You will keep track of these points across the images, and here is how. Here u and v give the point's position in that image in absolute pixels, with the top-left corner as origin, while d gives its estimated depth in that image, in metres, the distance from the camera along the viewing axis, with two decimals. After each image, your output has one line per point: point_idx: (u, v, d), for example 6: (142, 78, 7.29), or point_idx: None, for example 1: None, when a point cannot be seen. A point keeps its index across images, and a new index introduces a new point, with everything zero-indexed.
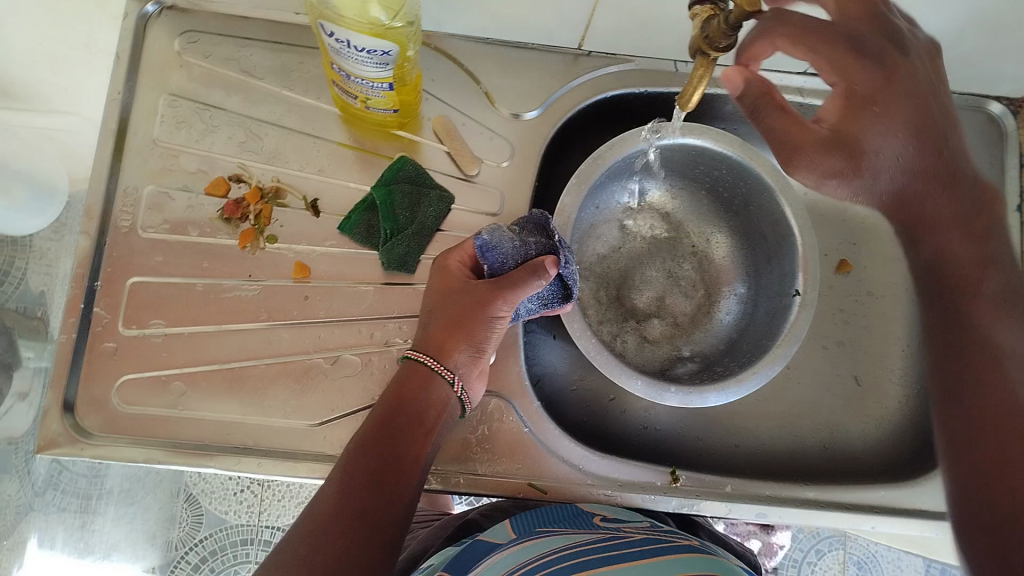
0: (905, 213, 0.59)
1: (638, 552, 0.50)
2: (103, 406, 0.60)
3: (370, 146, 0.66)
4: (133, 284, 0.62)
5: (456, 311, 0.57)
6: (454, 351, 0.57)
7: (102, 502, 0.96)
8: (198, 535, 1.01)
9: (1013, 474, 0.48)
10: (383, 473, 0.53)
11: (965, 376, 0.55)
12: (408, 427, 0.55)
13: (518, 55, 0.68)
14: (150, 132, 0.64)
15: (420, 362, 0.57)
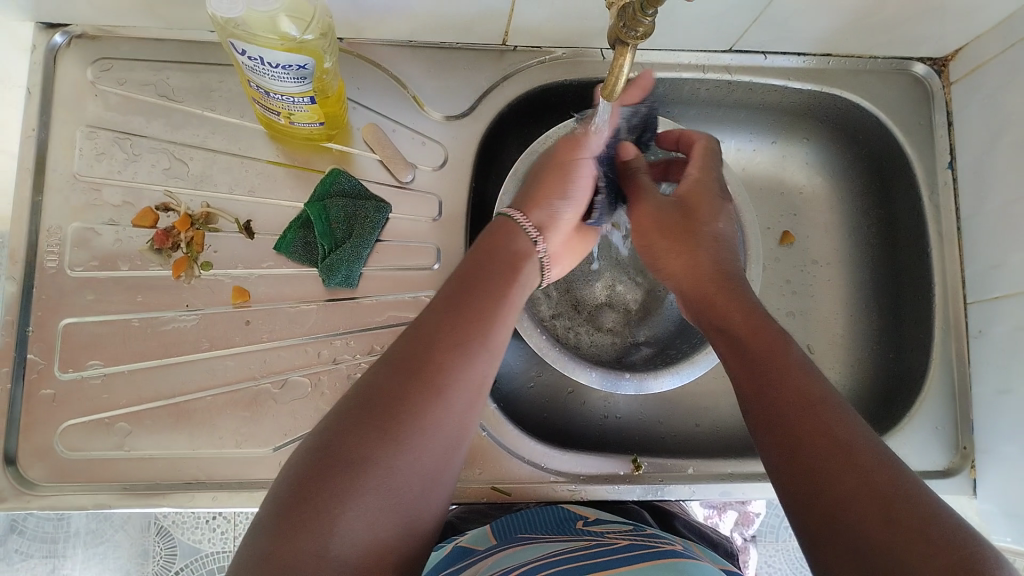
0: (714, 284, 0.57)
1: (614, 561, 0.49)
2: (46, 454, 0.58)
3: (301, 161, 0.64)
4: (66, 326, 0.60)
5: (559, 166, 0.62)
6: (545, 209, 0.60)
7: (69, 545, 0.92)
8: (175, 566, 0.93)
9: (817, 455, 0.42)
10: (422, 355, 0.46)
11: (768, 378, 0.48)
12: (449, 312, 0.48)
13: (444, 55, 0.67)
14: (69, 167, 0.62)
15: (510, 218, 0.59)
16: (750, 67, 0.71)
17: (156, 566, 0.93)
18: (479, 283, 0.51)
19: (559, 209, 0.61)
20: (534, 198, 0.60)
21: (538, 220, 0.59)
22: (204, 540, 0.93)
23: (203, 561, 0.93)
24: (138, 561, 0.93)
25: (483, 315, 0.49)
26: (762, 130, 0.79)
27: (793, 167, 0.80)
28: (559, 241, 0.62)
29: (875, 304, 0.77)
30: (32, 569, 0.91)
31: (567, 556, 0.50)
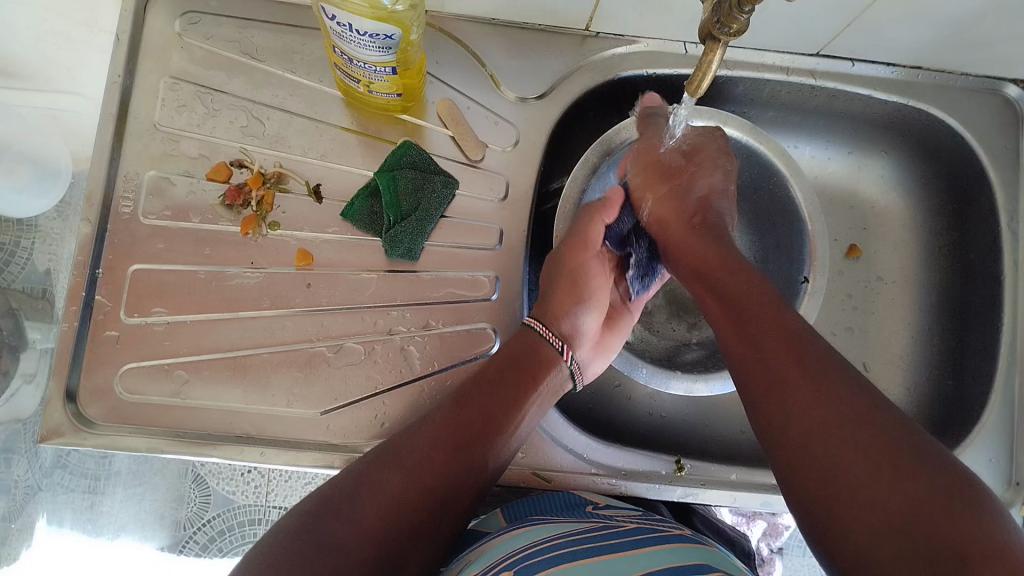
0: (688, 236, 0.61)
1: (613, 547, 0.50)
2: (106, 394, 0.59)
3: (373, 131, 0.65)
4: (135, 272, 0.61)
5: (571, 276, 0.63)
6: (566, 319, 0.61)
7: (109, 483, 0.95)
8: (208, 514, 0.95)
9: (790, 413, 0.47)
10: (442, 435, 0.52)
11: (743, 325, 0.53)
12: (476, 398, 0.55)
13: (525, 36, 0.67)
14: (151, 117, 0.63)
15: (531, 328, 0.60)
16: (836, 74, 0.69)
17: (189, 513, 0.95)
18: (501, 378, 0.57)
19: (579, 317, 0.62)
20: (551, 310, 0.61)
21: (562, 334, 0.60)
22: (238, 492, 0.96)
23: (235, 513, 0.96)
24: (172, 504, 0.95)
25: (494, 412, 0.55)
26: (838, 138, 0.76)
27: (868, 180, 0.78)
28: (590, 344, 0.63)
29: (939, 327, 0.75)
30: (73, 502, 0.94)
31: (571, 540, 0.51)
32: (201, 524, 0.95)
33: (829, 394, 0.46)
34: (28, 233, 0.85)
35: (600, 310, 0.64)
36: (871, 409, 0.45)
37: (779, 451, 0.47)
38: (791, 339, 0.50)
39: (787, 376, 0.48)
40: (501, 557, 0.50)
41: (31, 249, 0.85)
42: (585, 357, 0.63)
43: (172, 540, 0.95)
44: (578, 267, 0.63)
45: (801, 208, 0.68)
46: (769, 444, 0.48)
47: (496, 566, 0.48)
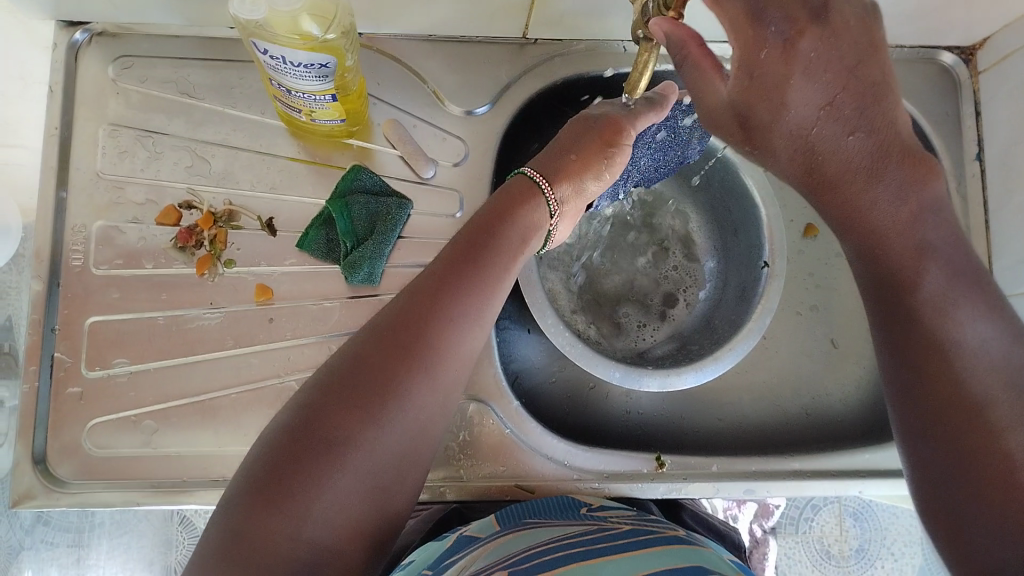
0: (833, 189, 0.47)
1: (613, 548, 0.50)
2: (75, 451, 0.58)
3: (321, 158, 0.64)
4: (92, 324, 0.60)
5: (600, 137, 0.57)
6: (572, 183, 0.57)
7: (95, 534, 0.93)
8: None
9: (932, 391, 0.44)
10: (417, 315, 0.45)
11: (903, 318, 0.46)
12: (451, 266, 0.48)
13: (464, 49, 0.67)
14: (93, 166, 0.62)
15: (529, 180, 0.55)
16: None
17: (179, 556, 0.95)
18: (487, 244, 0.50)
19: (587, 184, 0.58)
20: (563, 168, 0.57)
21: (561, 196, 0.56)
22: None
23: None
24: (161, 550, 0.95)
25: (469, 285, 0.47)
26: None
27: None
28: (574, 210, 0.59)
29: None
30: (58, 560, 0.92)
31: (566, 543, 0.51)
32: None
33: (954, 373, 0.43)
34: None
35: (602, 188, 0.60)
36: (992, 399, 0.42)
37: (902, 411, 0.46)
38: (945, 337, 0.44)
39: (948, 378, 0.43)
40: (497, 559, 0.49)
41: None
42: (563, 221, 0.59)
43: None
44: (609, 141, 0.57)
45: (753, 193, 0.68)
46: (918, 443, 0.45)
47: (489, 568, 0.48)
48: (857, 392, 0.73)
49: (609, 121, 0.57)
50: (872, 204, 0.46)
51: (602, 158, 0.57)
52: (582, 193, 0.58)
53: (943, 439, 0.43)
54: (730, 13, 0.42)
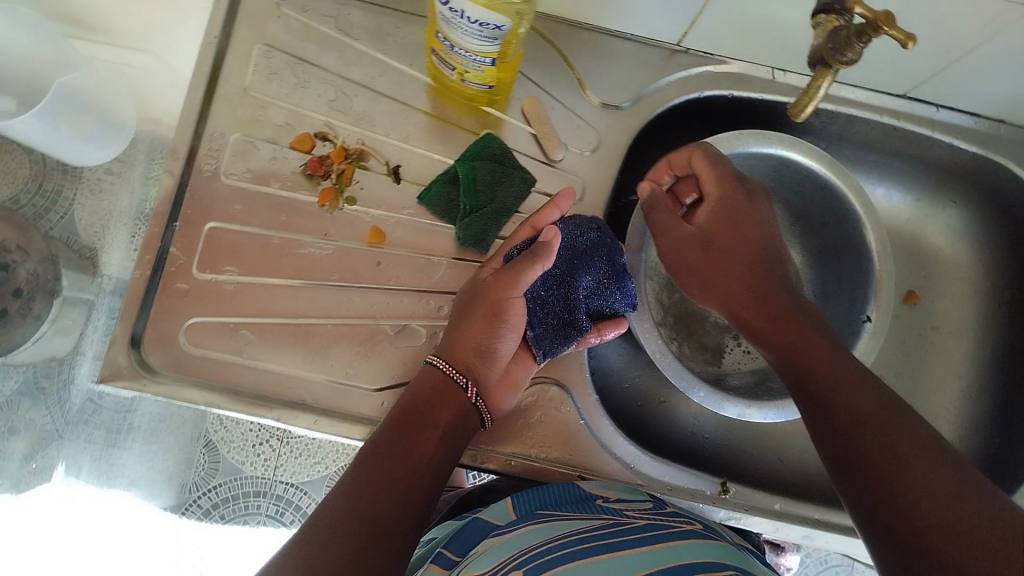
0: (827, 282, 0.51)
1: (627, 543, 0.50)
2: (170, 344, 0.60)
3: (455, 119, 0.65)
4: (210, 229, 0.62)
5: (487, 309, 0.59)
6: (473, 350, 0.59)
7: (128, 438, 1.04)
8: (213, 481, 1.05)
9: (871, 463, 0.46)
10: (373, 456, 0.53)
11: (825, 401, 0.51)
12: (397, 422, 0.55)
13: (616, 44, 0.67)
14: (242, 80, 0.64)
15: (434, 365, 0.59)
16: (920, 117, 0.70)
17: (196, 477, 1.05)
18: (419, 407, 0.57)
19: (492, 345, 0.59)
20: (460, 343, 0.59)
21: (465, 367, 0.58)
22: (247, 462, 1.06)
23: (241, 483, 1.05)
24: (181, 468, 1.05)
25: (410, 433, 0.55)
26: (908, 181, 0.77)
27: (936, 229, 0.78)
28: (496, 376, 0.60)
29: (983, 380, 0.76)
30: (91, 452, 1.02)
31: (580, 538, 0.51)
32: (206, 489, 1.05)
33: (893, 440, 0.46)
34: (75, 184, 1.02)
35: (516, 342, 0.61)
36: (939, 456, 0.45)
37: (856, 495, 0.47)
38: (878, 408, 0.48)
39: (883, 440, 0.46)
40: (504, 559, 0.50)
41: (73, 198, 1.02)
42: (489, 389, 0.60)
43: (177, 501, 1.05)
44: (495, 300, 0.58)
45: (870, 246, 0.68)
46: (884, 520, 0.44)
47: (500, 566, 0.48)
48: None
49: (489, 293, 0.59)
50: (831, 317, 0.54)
51: (497, 323, 0.59)
52: (491, 355, 0.59)
53: (902, 500, 0.44)
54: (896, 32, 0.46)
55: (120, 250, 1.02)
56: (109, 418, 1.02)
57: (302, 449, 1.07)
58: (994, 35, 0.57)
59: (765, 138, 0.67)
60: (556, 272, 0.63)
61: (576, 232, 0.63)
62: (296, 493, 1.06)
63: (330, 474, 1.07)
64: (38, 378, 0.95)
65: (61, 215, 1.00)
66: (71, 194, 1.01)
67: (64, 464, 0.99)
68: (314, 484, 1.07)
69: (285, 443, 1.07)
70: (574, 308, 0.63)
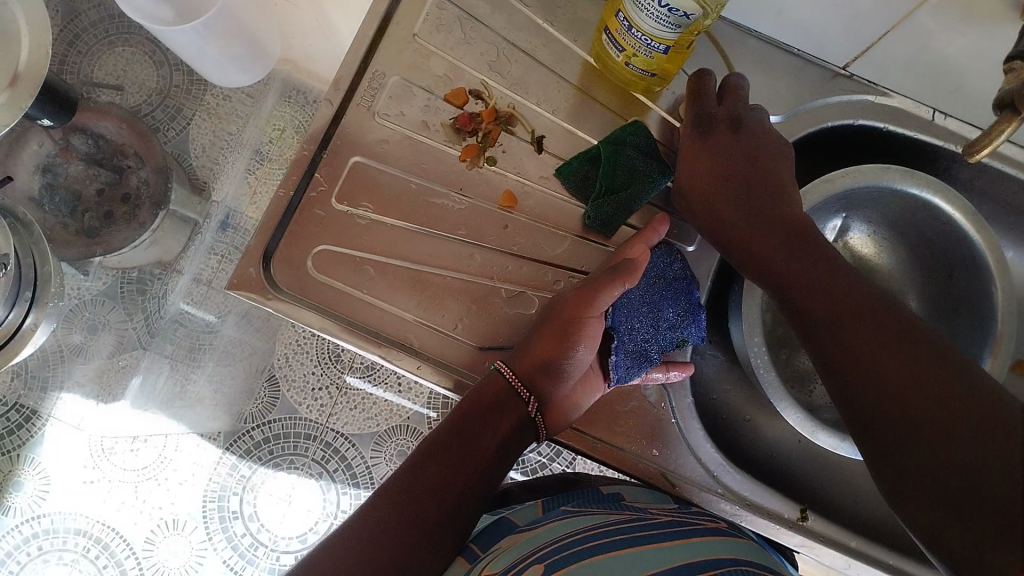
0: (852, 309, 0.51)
1: (654, 535, 0.51)
2: (296, 265, 0.62)
3: (606, 102, 0.66)
4: (355, 163, 0.63)
5: (560, 328, 0.58)
6: (542, 366, 0.58)
7: (205, 356, 1.05)
8: (270, 415, 1.01)
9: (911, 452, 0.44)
10: (430, 454, 0.58)
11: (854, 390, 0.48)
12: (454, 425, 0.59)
13: (780, 56, 0.66)
14: (411, 26, 0.65)
15: (500, 374, 0.59)
16: None
17: (255, 408, 1.01)
18: (475, 412, 0.59)
19: (563, 366, 0.58)
20: (530, 357, 0.59)
21: (532, 382, 0.59)
22: (304, 404, 1.01)
23: (295, 422, 1.01)
24: (243, 398, 1.02)
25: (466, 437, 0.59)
26: None
27: None
28: (565, 391, 0.60)
29: None
30: (172, 363, 1.04)
31: (610, 529, 0.52)
32: (262, 422, 1.01)
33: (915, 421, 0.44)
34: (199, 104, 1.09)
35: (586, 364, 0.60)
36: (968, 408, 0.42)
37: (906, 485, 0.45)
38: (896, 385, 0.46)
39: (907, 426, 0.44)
40: (529, 552, 0.50)
41: (195, 118, 1.09)
42: (553, 403, 0.60)
43: (230, 429, 1.01)
44: (570, 323, 0.58)
45: (997, 307, 0.65)
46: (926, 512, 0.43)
47: (531, 555, 0.49)
48: None
49: (566, 312, 0.58)
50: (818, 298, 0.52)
51: (568, 345, 0.58)
52: (562, 375, 0.59)
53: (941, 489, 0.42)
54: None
55: (233, 179, 1.08)
56: (186, 335, 1.05)
57: (359, 403, 1.02)
58: None
59: (911, 177, 0.66)
60: (646, 297, 0.62)
61: (662, 261, 0.63)
62: (344, 443, 1.01)
63: (380, 432, 1.01)
64: (125, 283, 1.03)
65: (179, 131, 1.09)
66: (191, 113, 1.09)
67: (140, 375, 1.02)
68: (365, 438, 1.01)
69: (343, 394, 1.02)
70: (653, 340, 0.62)
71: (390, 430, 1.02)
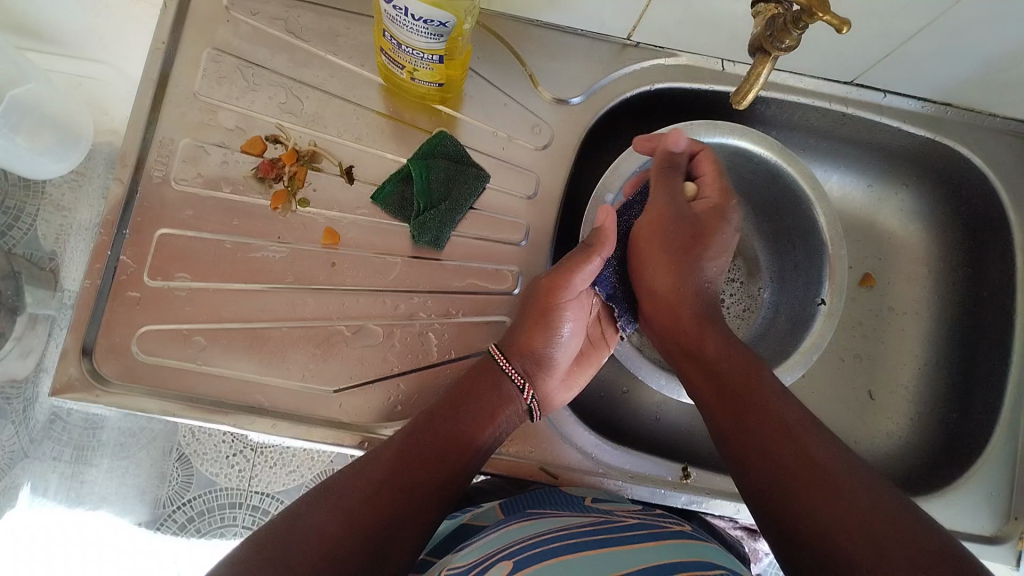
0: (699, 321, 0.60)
1: (623, 537, 0.50)
2: (122, 353, 0.59)
3: (407, 118, 0.65)
4: (162, 236, 0.61)
5: (542, 312, 0.60)
6: (533, 354, 0.60)
7: (96, 454, 0.92)
8: (188, 494, 0.93)
9: (770, 444, 0.51)
10: (405, 451, 0.54)
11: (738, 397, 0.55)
12: (432, 425, 0.56)
13: (568, 40, 0.67)
14: (191, 85, 0.63)
15: (494, 360, 0.60)
16: (867, 104, 0.71)
17: (171, 491, 0.92)
18: (456, 408, 0.57)
19: (547, 349, 0.61)
20: (520, 342, 0.60)
21: (524, 367, 0.60)
22: (221, 474, 0.93)
23: (216, 494, 0.93)
24: (154, 482, 0.92)
25: (439, 437, 0.55)
26: (861, 169, 0.78)
27: (889, 213, 0.79)
28: (555, 377, 0.62)
29: (940, 362, 0.77)
30: (58, 470, 0.91)
31: (576, 530, 0.51)
32: (181, 503, 0.92)
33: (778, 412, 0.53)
34: (34, 197, 0.93)
35: (574, 343, 0.63)
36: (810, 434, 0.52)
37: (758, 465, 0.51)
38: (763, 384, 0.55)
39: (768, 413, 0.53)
40: (495, 550, 0.49)
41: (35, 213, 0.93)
42: (546, 391, 0.62)
43: (150, 517, 0.92)
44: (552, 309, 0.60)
45: (824, 233, 0.68)
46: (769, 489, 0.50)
47: (496, 556, 0.48)
48: (886, 446, 0.75)
49: (542, 293, 0.59)
50: (693, 282, 0.62)
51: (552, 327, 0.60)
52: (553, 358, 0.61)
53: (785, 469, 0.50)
54: (779, 48, 0.50)
55: (81, 264, 0.93)
56: (76, 435, 0.91)
57: (276, 460, 0.94)
58: (940, 13, 0.57)
59: (715, 128, 0.67)
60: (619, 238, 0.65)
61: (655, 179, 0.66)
62: (270, 503, 0.94)
63: (305, 482, 0.94)
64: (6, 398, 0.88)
65: (25, 232, 0.93)
66: (34, 209, 0.93)
67: (29, 485, 0.90)
68: (290, 493, 0.93)
69: (259, 453, 0.94)
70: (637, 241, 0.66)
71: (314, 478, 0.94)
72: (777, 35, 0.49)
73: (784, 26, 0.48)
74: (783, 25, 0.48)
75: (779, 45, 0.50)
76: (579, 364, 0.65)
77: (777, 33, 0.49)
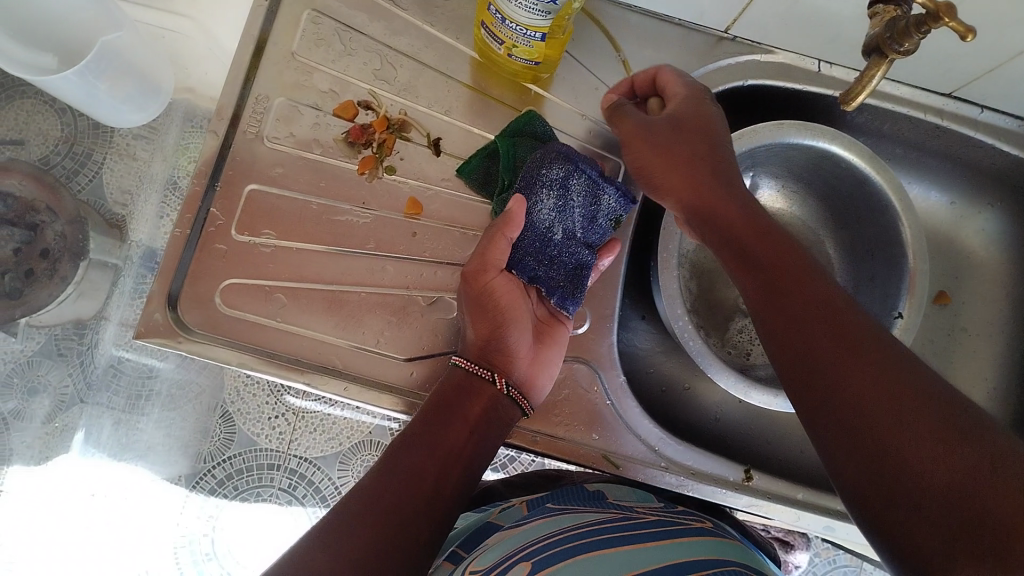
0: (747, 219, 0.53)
1: (638, 536, 0.50)
2: (205, 303, 0.60)
3: (496, 95, 0.65)
4: (250, 191, 0.62)
5: (472, 309, 0.58)
6: (486, 351, 0.58)
7: (148, 404, 0.91)
8: (229, 451, 0.92)
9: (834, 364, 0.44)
10: (389, 472, 0.53)
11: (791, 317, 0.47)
12: (404, 439, 0.55)
13: (664, 28, 0.67)
14: (289, 45, 0.64)
15: (459, 367, 0.58)
16: (964, 118, 0.69)
17: (212, 446, 0.91)
18: (429, 417, 0.56)
19: (502, 342, 0.58)
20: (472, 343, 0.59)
21: (489, 361, 0.58)
22: (262, 434, 0.92)
23: (256, 454, 0.92)
24: (198, 436, 0.92)
25: (420, 452, 0.54)
26: (948, 183, 0.76)
27: (971, 231, 0.78)
28: (526, 364, 0.59)
29: (1009, 388, 0.75)
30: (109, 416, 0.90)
31: (596, 528, 0.51)
32: (222, 459, 0.91)
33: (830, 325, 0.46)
34: (103, 146, 0.93)
35: (529, 332, 0.59)
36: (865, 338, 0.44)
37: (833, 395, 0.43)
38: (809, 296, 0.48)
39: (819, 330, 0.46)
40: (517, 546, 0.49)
41: (102, 161, 0.92)
42: (523, 379, 0.59)
43: (190, 471, 0.91)
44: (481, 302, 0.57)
45: (907, 246, 0.67)
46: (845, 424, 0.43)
47: (516, 552, 0.47)
48: None
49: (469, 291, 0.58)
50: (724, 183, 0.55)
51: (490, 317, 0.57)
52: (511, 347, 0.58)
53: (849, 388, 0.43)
54: (895, 50, 0.49)
55: (151, 217, 0.93)
56: (130, 383, 0.90)
57: (319, 426, 0.93)
58: None
59: (807, 130, 0.66)
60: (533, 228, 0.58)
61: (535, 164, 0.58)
62: (309, 467, 0.93)
63: (344, 450, 0.94)
64: (61, 339, 0.86)
65: (92, 177, 0.91)
66: (102, 156, 0.92)
67: (82, 432, 0.88)
68: (329, 459, 0.93)
69: (301, 418, 0.93)
70: (557, 221, 0.58)
71: (354, 447, 0.94)
72: (895, 37, 0.48)
73: (903, 29, 0.47)
74: (903, 27, 0.47)
75: (894, 47, 0.49)
76: (544, 345, 0.61)
77: (895, 36, 0.48)
